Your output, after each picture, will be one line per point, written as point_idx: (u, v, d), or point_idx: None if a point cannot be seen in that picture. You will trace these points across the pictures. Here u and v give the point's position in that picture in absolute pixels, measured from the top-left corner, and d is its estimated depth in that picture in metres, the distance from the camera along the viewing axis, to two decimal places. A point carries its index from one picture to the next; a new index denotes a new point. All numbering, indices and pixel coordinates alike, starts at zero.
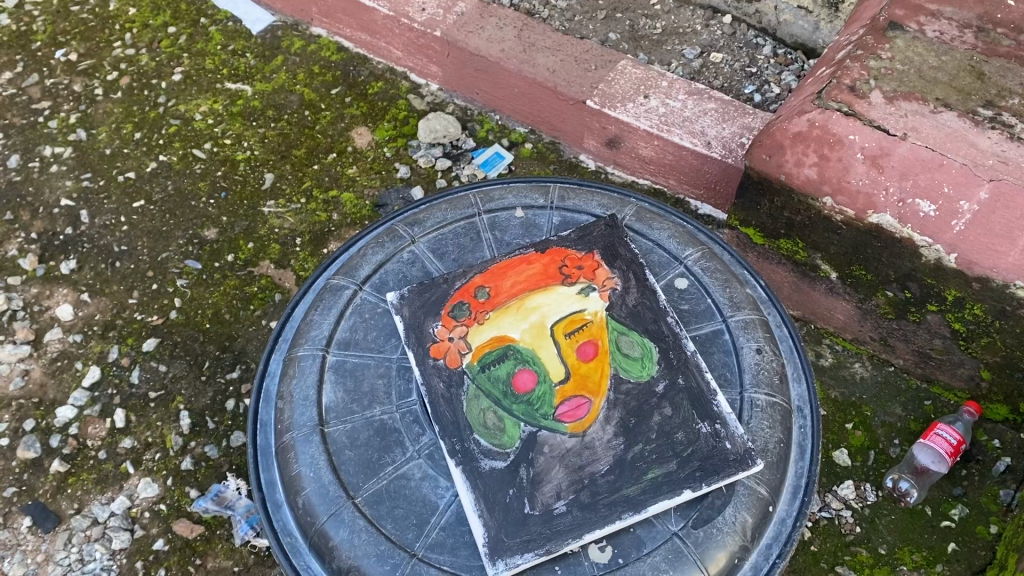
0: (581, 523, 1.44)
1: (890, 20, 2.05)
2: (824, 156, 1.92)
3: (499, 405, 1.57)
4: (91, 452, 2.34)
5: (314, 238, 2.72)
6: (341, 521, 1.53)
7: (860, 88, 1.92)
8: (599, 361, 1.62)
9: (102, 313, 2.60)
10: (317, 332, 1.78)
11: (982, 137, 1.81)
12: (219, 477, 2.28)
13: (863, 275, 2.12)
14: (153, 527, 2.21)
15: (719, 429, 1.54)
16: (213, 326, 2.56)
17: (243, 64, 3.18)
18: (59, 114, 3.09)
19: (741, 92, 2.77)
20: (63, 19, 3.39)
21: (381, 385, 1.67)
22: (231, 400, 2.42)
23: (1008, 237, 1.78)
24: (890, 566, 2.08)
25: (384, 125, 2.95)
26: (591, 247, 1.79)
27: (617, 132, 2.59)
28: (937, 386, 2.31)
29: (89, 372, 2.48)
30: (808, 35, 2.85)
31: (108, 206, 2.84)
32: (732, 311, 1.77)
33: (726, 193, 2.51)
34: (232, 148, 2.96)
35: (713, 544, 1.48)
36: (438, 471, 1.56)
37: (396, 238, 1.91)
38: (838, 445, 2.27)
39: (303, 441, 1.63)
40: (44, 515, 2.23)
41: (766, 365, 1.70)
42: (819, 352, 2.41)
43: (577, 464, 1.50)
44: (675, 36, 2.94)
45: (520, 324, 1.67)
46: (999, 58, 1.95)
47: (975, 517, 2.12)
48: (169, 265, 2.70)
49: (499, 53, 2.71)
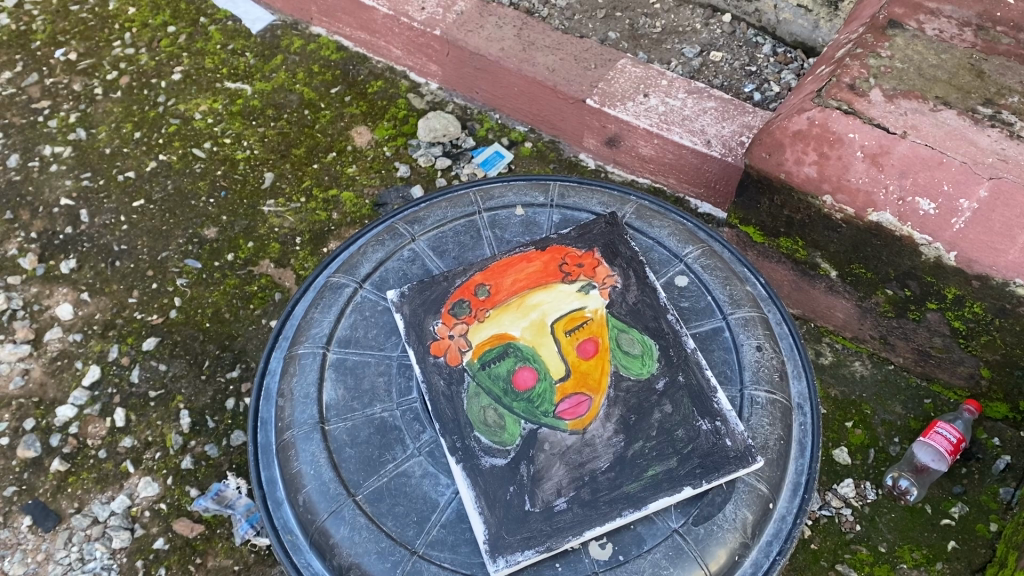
0: (581, 520, 1.44)
1: (890, 18, 2.05)
2: (824, 153, 1.92)
3: (499, 402, 1.57)
4: (91, 451, 2.34)
5: (314, 237, 2.72)
6: (342, 518, 1.53)
7: (860, 86, 1.92)
8: (599, 358, 1.62)
9: (102, 312, 2.60)
10: (317, 330, 1.78)
11: (982, 135, 1.81)
12: (219, 476, 2.28)
13: (864, 273, 2.12)
14: (153, 526, 2.21)
15: (719, 426, 1.54)
16: (213, 325, 2.56)
17: (242, 63, 3.18)
18: (59, 114, 3.09)
19: (741, 90, 2.77)
20: (63, 18, 3.38)
21: (381, 383, 1.67)
22: (231, 399, 2.42)
23: (1008, 235, 1.78)
24: (890, 564, 2.08)
25: (384, 124, 2.96)
26: (591, 245, 1.79)
27: (617, 130, 2.59)
28: (937, 384, 2.31)
29: (89, 371, 2.48)
30: (808, 33, 2.85)
31: (108, 205, 2.84)
32: (732, 308, 1.77)
33: (726, 191, 2.51)
34: (232, 147, 2.96)
35: (713, 541, 1.48)
36: (438, 468, 1.56)
37: (396, 236, 1.91)
38: (838, 444, 2.27)
39: (304, 439, 1.63)
40: (44, 514, 2.23)
41: (766, 362, 1.70)
42: (819, 350, 2.41)
43: (578, 462, 1.50)
44: (675, 35, 2.94)
45: (520, 322, 1.67)
46: (998, 56, 1.95)
47: (976, 515, 2.12)
48: (169, 264, 2.70)
49: (499, 51, 2.71)
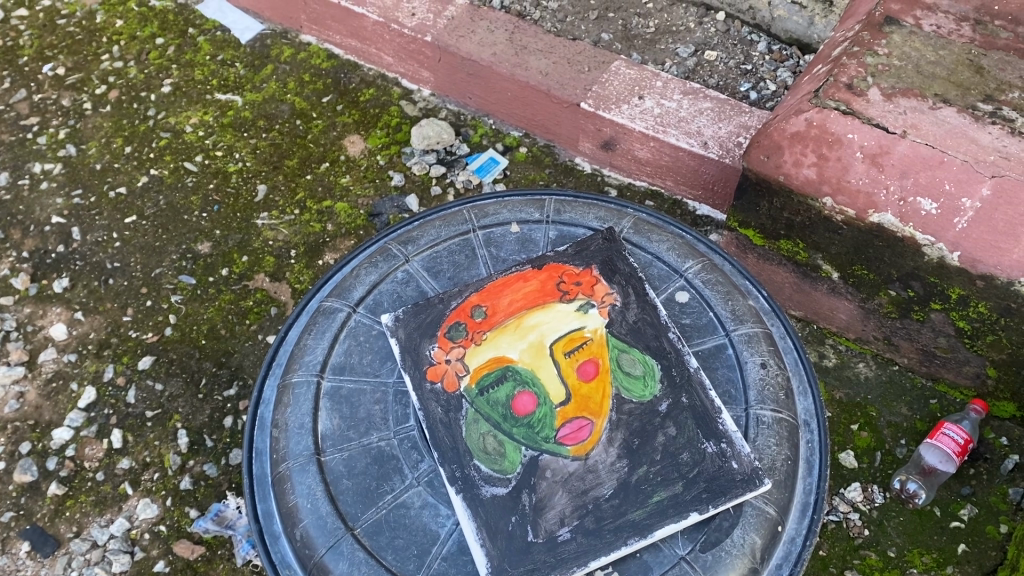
0: (586, 550, 1.41)
1: (887, 14, 2.01)
2: (823, 155, 1.88)
3: (499, 428, 1.54)
4: (89, 474, 2.31)
5: (309, 249, 2.69)
6: (340, 552, 1.50)
7: (858, 86, 1.88)
8: (600, 380, 1.59)
9: (96, 332, 2.57)
10: (311, 357, 1.75)
11: (983, 132, 1.78)
12: (219, 496, 2.25)
13: (865, 275, 2.09)
14: (154, 549, 2.18)
15: (725, 448, 1.50)
16: (208, 341, 2.53)
17: (232, 74, 3.14)
18: (49, 130, 3.05)
19: (737, 90, 2.74)
20: (51, 32, 3.34)
21: (377, 411, 1.64)
22: (229, 417, 2.39)
23: (1012, 234, 1.75)
24: (900, 569, 2.05)
25: (377, 133, 2.92)
26: (589, 261, 1.75)
27: (612, 134, 2.56)
28: (943, 384, 2.28)
29: (85, 393, 2.44)
30: (803, 30, 2.82)
31: (100, 222, 2.80)
32: (735, 324, 1.73)
33: (724, 193, 2.48)
34: (224, 160, 2.92)
35: (722, 567, 1.45)
36: (438, 499, 1.52)
37: (389, 256, 1.88)
38: (844, 447, 2.24)
39: (300, 471, 1.60)
40: (43, 540, 2.20)
41: (771, 380, 1.66)
42: (822, 352, 2.38)
43: (581, 489, 1.47)
44: (668, 35, 2.90)
45: (518, 344, 1.64)
46: (997, 51, 1.91)
47: (985, 517, 2.09)
48: (163, 281, 2.66)
49: (491, 57, 2.67)
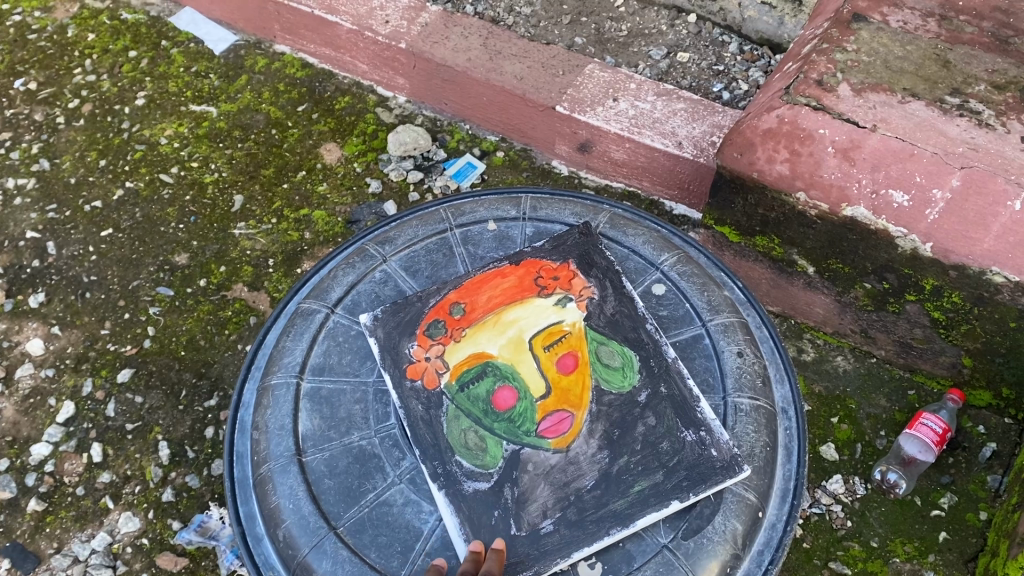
0: (569, 541, 1.41)
1: (854, 12, 2.05)
2: (795, 151, 1.91)
3: (480, 424, 1.54)
4: (69, 489, 2.27)
5: (287, 257, 2.67)
6: (323, 552, 1.49)
7: (828, 82, 1.91)
8: (580, 373, 1.59)
9: (74, 346, 2.54)
10: (290, 358, 1.73)
11: (951, 124, 1.81)
12: (202, 507, 2.22)
13: (840, 268, 2.12)
14: (136, 562, 2.15)
15: (704, 436, 1.52)
16: (188, 352, 2.50)
17: (207, 86, 3.13)
18: (21, 144, 3.02)
19: (710, 90, 2.77)
20: (21, 47, 3.31)
21: (358, 411, 1.63)
22: (210, 427, 2.36)
23: (982, 224, 1.78)
24: (883, 558, 2.07)
25: (353, 140, 2.92)
26: (566, 256, 1.77)
27: (588, 136, 2.58)
28: (920, 374, 2.31)
29: (63, 408, 2.41)
30: (773, 30, 2.86)
31: (76, 236, 2.77)
32: (711, 314, 1.75)
33: (700, 192, 2.51)
34: (200, 171, 2.91)
35: (704, 554, 1.45)
36: (420, 495, 1.52)
37: (367, 257, 1.88)
38: (825, 440, 2.26)
39: (281, 472, 1.58)
40: (23, 556, 2.16)
41: (748, 368, 1.68)
42: (801, 347, 2.41)
43: (562, 481, 1.47)
44: (641, 38, 2.94)
45: (498, 340, 1.64)
46: (963, 45, 1.96)
47: (965, 504, 2.12)
48: (141, 293, 2.63)
49: (465, 62, 2.68)
